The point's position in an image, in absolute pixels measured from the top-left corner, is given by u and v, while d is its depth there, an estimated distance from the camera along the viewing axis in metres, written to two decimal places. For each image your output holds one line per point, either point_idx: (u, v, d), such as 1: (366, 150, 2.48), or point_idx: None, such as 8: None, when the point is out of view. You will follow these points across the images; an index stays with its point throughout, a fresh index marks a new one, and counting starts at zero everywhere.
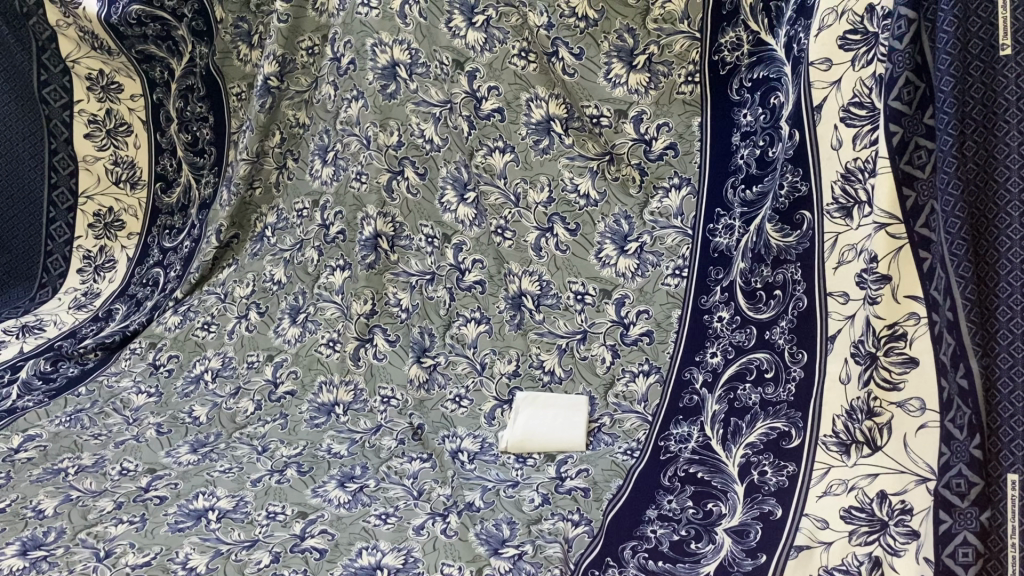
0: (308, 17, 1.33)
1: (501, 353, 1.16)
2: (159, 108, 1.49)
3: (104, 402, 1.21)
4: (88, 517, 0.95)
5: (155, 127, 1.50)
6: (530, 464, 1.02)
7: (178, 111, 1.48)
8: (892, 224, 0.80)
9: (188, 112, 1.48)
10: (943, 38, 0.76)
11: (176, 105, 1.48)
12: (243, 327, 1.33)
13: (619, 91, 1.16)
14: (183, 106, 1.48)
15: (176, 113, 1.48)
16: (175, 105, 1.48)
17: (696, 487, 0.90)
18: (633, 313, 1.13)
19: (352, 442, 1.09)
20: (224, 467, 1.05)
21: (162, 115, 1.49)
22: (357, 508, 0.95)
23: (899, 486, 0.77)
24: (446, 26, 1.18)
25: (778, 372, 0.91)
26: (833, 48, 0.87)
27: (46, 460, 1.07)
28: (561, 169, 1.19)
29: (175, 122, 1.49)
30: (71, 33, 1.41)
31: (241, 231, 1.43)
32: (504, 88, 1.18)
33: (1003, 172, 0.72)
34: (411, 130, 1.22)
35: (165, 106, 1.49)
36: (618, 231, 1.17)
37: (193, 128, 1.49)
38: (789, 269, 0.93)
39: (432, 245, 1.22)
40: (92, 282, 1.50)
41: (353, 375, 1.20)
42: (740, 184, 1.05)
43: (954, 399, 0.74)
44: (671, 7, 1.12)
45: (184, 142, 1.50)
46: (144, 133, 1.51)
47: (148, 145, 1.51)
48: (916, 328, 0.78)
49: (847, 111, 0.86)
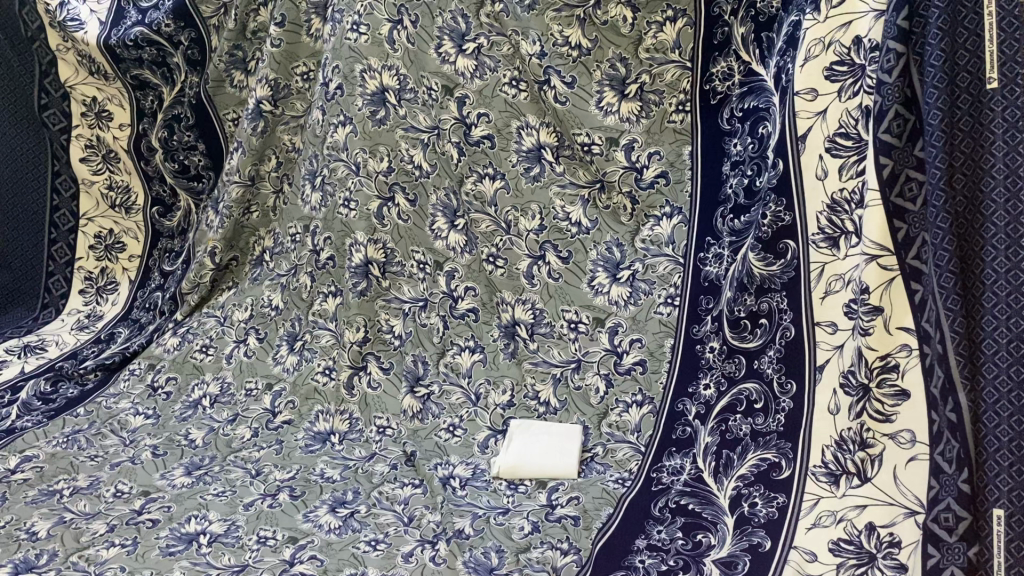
0: (303, 43, 1.33)
1: (495, 383, 1.17)
2: (142, 138, 1.50)
3: (102, 423, 1.22)
4: (81, 540, 0.95)
5: (138, 157, 1.52)
6: (521, 491, 1.02)
7: (163, 141, 1.49)
8: (883, 256, 0.80)
9: (174, 142, 1.49)
10: (931, 72, 0.76)
11: (160, 135, 1.49)
12: (242, 352, 1.34)
13: (610, 119, 1.16)
14: (168, 136, 1.49)
15: (160, 142, 1.49)
16: (159, 135, 1.49)
17: (686, 518, 0.90)
18: (626, 341, 1.14)
19: (345, 467, 1.09)
20: (217, 491, 1.05)
21: (144, 145, 1.50)
22: (348, 534, 0.95)
23: (887, 518, 0.78)
24: (435, 52, 1.19)
25: (767, 403, 0.91)
26: (818, 79, 0.88)
27: (42, 481, 1.07)
28: (552, 198, 1.18)
29: (160, 152, 1.50)
30: (70, 58, 1.45)
31: (240, 253, 1.46)
32: (494, 115, 1.18)
33: (989, 205, 0.73)
34: (400, 156, 1.22)
35: (149, 136, 1.50)
36: (610, 259, 1.17)
37: (181, 157, 1.50)
38: (775, 298, 0.92)
39: (424, 271, 1.23)
40: (95, 304, 1.53)
41: (348, 405, 1.21)
42: (728, 213, 1.04)
43: (943, 432, 0.75)
44: (663, 37, 1.12)
45: (173, 170, 1.51)
46: (130, 161, 1.53)
47: (138, 171, 1.53)
48: (908, 360, 0.78)
49: (833, 141, 0.86)
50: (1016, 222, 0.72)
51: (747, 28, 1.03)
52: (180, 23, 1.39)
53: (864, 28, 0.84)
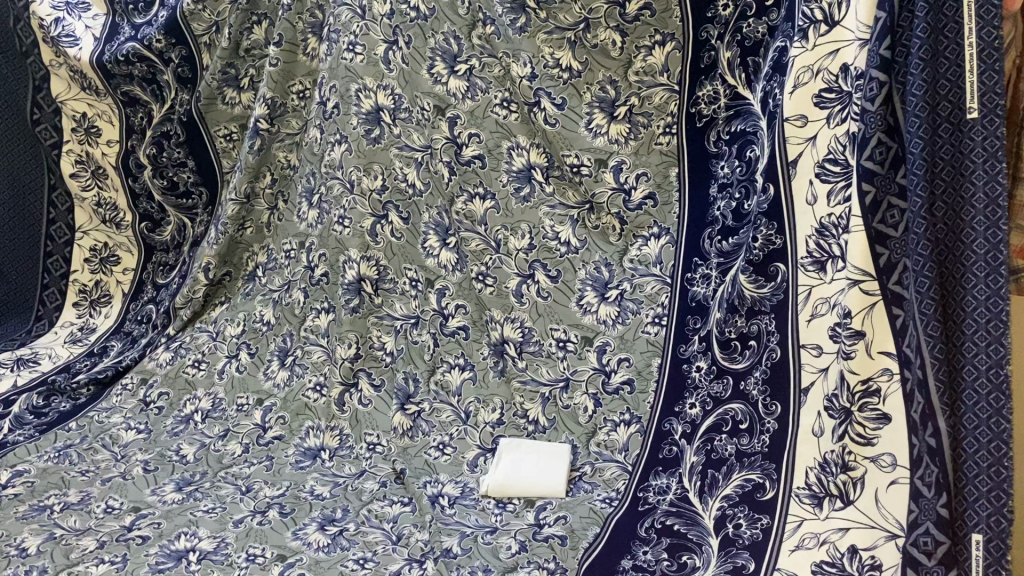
0: (301, 61, 1.34)
1: (485, 401, 1.18)
2: (130, 154, 1.51)
3: (93, 437, 1.23)
4: (70, 556, 0.97)
5: (126, 173, 1.53)
6: (509, 510, 1.03)
7: (151, 157, 1.50)
8: (866, 281, 0.81)
9: (163, 158, 1.49)
10: (912, 101, 0.77)
11: (149, 152, 1.50)
12: (233, 367, 1.35)
13: (599, 140, 1.16)
14: (157, 153, 1.49)
15: (149, 159, 1.50)
16: (148, 151, 1.50)
17: (672, 539, 0.91)
18: (614, 360, 1.14)
19: (335, 484, 1.10)
20: (207, 507, 1.06)
21: (132, 161, 1.51)
22: (336, 552, 0.96)
23: (869, 541, 0.80)
24: (428, 72, 1.20)
25: (752, 423, 0.91)
26: (808, 106, 0.88)
27: (33, 496, 1.09)
28: (541, 218, 1.19)
29: (149, 168, 1.51)
30: (63, 73, 1.47)
31: (233, 269, 1.46)
32: (485, 135, 1.19)
33: (970, 233, 0.75)
34: (395, 174, 1.23)
35: (138, 152, 1.51)
36: (599, 278, 1.17)
37: (170, 174, 1.50)
38: (764, 320, 0.92)
39: (416, 288, 1.24)
40: (89, 317, 1.55)
41: (338, 420, 1.22)
42: (716, 234, 1.03)
43: (923, 456, 0.76)
44: (652, 60, 1.12)
45: (161, 187, 1.51)
46: (117, 178, 1.54)
47: (125, 189, 1.54)
48: (889, 384, 0.80)
49: (822, 167, 0.86)
50: (996, 251, 0.73)
51: (733, 53, 1.03)
52: (171, 40, 1.40)
53: (851, 56, 0.84)
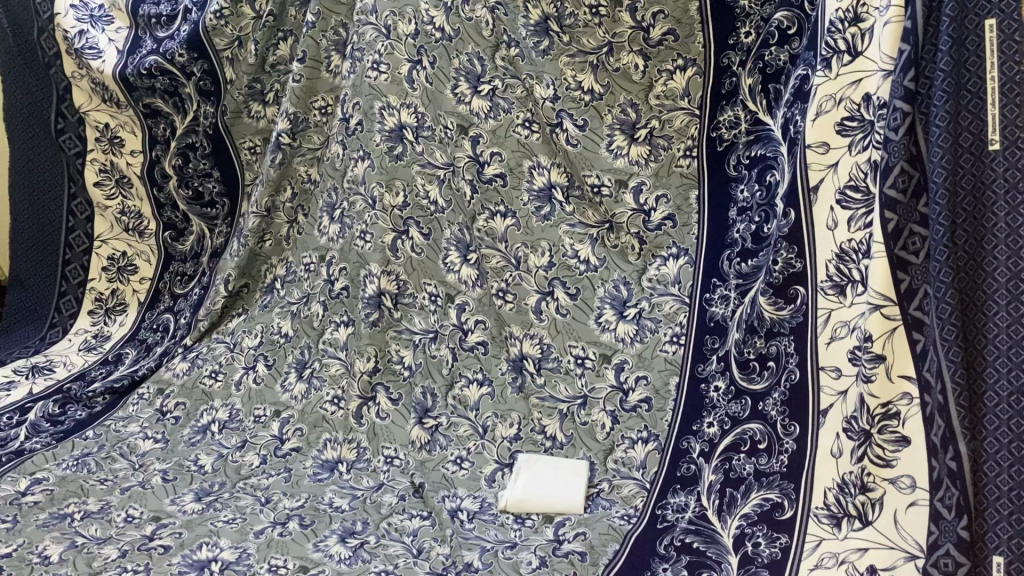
0: (323, 78, 1.36)
1: (502, 417, 1.19)
2: (155, 164, 1.53)
3: (111, 446, 1.25)
4: (93, 564, 0.98)
5: (151, 183, 1.54)
6: (528, 525, 1.04)
7: (177, 168, 1.51)
8: (887, 306, 0.82)
9: (189, 169, 1.51)
10: (936, 131, 0.79)
11: (175, 162, 1.51)
12: (250, 378, 1.36)
13: (620, 161, 1.19)
14: (183, 164, 1.51)
15: (176, 169, 1.52)
16: (173, 163, 1.51)
17: (691, 557, 0.92)
18: (631, 378, 1.16)
19: (354, 497, 1.11)
20: (227, 517, 1.07)
21: (157, 171, 1.53)
22: (357, 564, 0.97)
23: (888, 562, 0.81)
24: (451, 92, 1.22)
25: (771, 443, 0.93)
26: (831, 133, 0.90)
27: (53, 504, 1.10)
28: (561, 236, 1.21)
29: (174, 179, 1.52)
30: (84, 84, 1.49)
31: (251, 281, 1.46)
32: (507, 155, 1.22)
33: (992, 262, 0.77)
34: (417, 191, 1.24)
35: (162, 163, 1.52)
36: (618, 296, 1.19)
37: (195, 184, 1.52)
38: (783, 341, 0.94)
39: (435, 303, 1.24)
40: (103, 325, 1.56)
41: (356, 434, 1.23)
42: (736, 256, 1.05)
43: (943, 478, 0.78)
44: (673, 85, 1.16)
45: (187, 197, 1.53)
46: (142, 188, 1.55)
47: (150, 197, 1.55)
48: (909, 408, 0.81)
49: (843, 194, 0.88)
50: (1017, 279, 0.75)
51: (755, 79, 1.06)
52: (193, 54, 1.42)
53: (873, 86, 0.86)
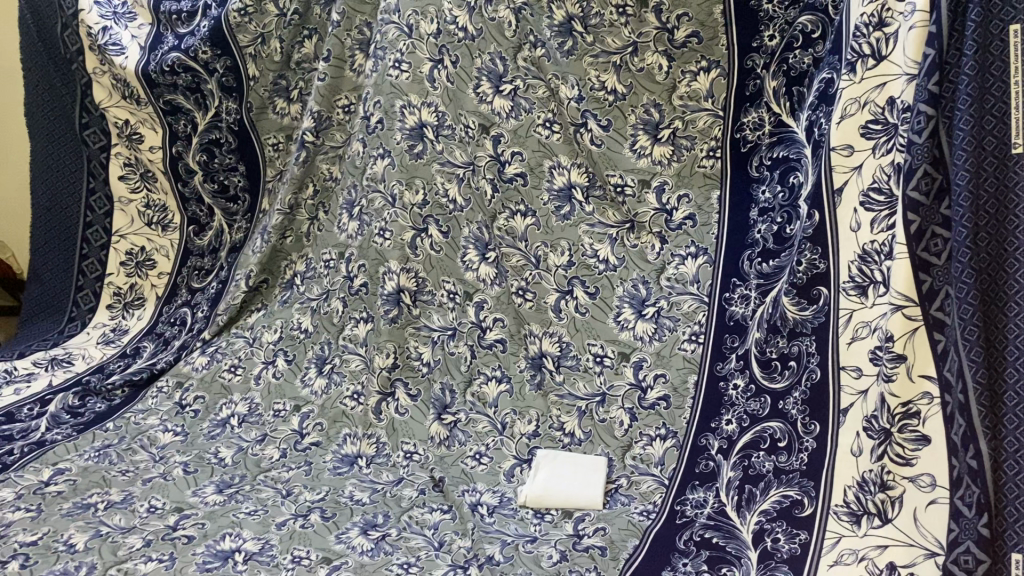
0: (347, 77, 1.37)
1: (521, 413, 1.20)
2: (178, 160, 1.54)
3: (131, 438, 1.26)
4: (118, 553, 0.99)
5: (176, 178, 1.55)
6: (548, 520, 1.05)
7: (202, 163, 1.53)
8: (909, 306, 0.83)
9: (215, 164, 1.52)
10: (959, 135, 0.80)
11: (199, 158, 1.53)
12: (270, 373, 1.37)
13: (643, 161, 1.22)
14: (208, 159, 1.52)
15: (200, 165, 1.53)
16: (198, 158, 1.53)
17: (711, 552, 0.93)
18: (650, 376, 1.17)
19: (374, 490, 1.12)
20: (249, 509, 1.09)
21: (181, 167, 1.54)
22: (380, 556, 0.98)
23: (908, 559, 0.81)
24: (473, 92, 1.24)
25: (791, 442, 0.95)
26: (855, 136, 0.91)
27: (75, 494, 1.11)
28: (581, 236, 1.24)
29: (199, 174, 1.54)
30: (105, 81, 1.50)
31: (271, 277, 1.48)
32: (527, 154, 1.24)
33: (1013, 263, 0.78)
34: (436, 190, 1.25)
35: (184, 159, 1.54)
36: (636, 296, 1.21)
37: (221, 178, 1.53)
38: (804, 341, 0.96)
39: (454, 300, 1.25)
40: (121, 319, 1.59)
41: (375, 429, 1.24)
42: (756, 257, 1.08)
43: (964, 477, 0.79)
44: (696, 86, 1.18)
45: (212, 191, 1.54)
46: (167, 182, 1.56)
47: (174, 192, 1.57)
48: (929, 407, 0.82)
49: (866, 196, 0.90)
50: None
51: (779, 82, 1.08)
52: (217, 51, 1.44)
53: (898, 90, 0.87)
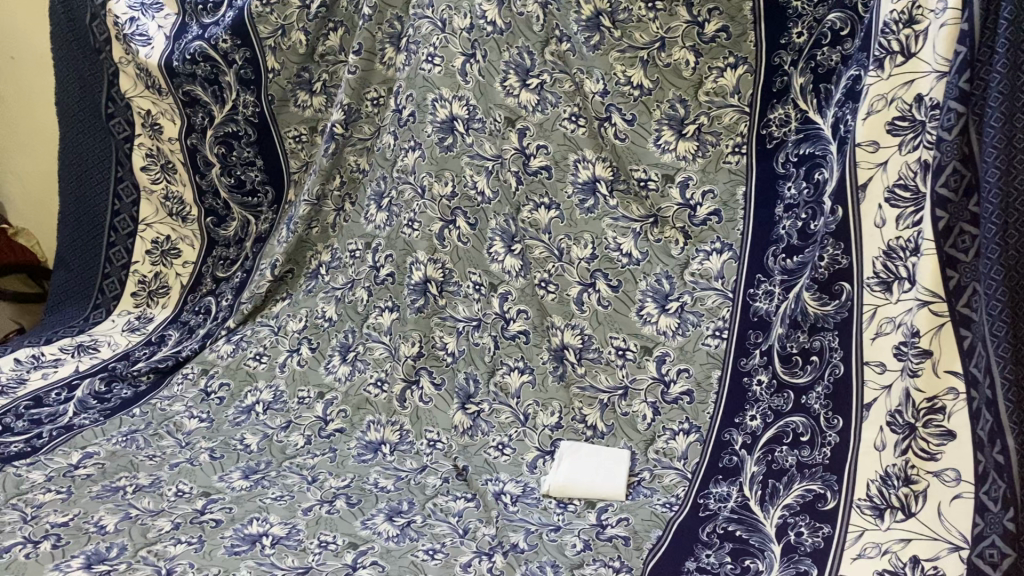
0: (378, 70, 1.38)
1: (544, 405, 1.22)
2: (196, 153, 1.55)
3: (158, 424, 1.28)
4: (148, 535, 1.01)
5: (195, 169, 1.56)
6: (571, 510, 1.07)
7: (221, 157, 1.54)
8: (936, 302, 0.84)
9: (234, 157, 1.53)
10: (990, 133, 0.81)
11: (218, 150, 1.54)
12: (294, 361, 1.39)
13: (667, 156, 1.20)
14: (226, 152, 1.53)
15: (219, 157, 1.54)
16: (216, 151, 1.54)
17: (734, 544, 0.95)
18: (673, 371, 1.18)
19: (398, 478, 1.14)
20: (275, 495, 1.10)
21: (200, 159, 1.55)
22: (406, 542, 1.00)
23: (932, 552, 0.82)
24: (501, 85, 1.25)
25: (814, 436, 0.95)
26: (880, 132, 0.91)
27: (104, 477, 1.13)
28: (604, 229, 1.23)
29: (217, 167, 1.55)
30: (130, 71, 1.51)
31: (296, 266, 1.49)
32: (552, 147, 1.24)
33: None
34: (466, 181, 1.27)
35: (203, 151, 1.54)
36: (660, 290, 1.20)
37: (238, 172, 1.54)
38: (827, 336, 0.96)
39: (479, 292, 1.27)
40: (146, 307, 1.62)
41: (399, 416, 1.27)
42: (781, 252, 1.07)
43: (990, 472, 0.80)
44: (722, 82, 1.17)
45: (229, 185, 1.56)
46: (185, 174, 1.57)
47: (193, 184, 1.58)
48: (955, 403, 0.83)
49: (892, 192, 0.90)
50: None
51: (806, 79, 1.09)
52: (237, 41, 1.44)
53: (926, 87, 0.87)
